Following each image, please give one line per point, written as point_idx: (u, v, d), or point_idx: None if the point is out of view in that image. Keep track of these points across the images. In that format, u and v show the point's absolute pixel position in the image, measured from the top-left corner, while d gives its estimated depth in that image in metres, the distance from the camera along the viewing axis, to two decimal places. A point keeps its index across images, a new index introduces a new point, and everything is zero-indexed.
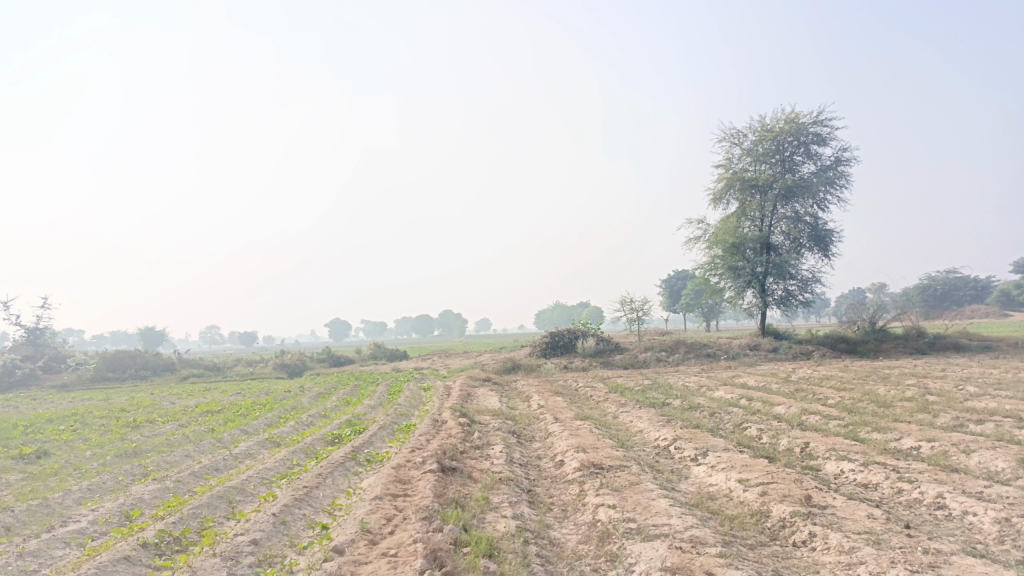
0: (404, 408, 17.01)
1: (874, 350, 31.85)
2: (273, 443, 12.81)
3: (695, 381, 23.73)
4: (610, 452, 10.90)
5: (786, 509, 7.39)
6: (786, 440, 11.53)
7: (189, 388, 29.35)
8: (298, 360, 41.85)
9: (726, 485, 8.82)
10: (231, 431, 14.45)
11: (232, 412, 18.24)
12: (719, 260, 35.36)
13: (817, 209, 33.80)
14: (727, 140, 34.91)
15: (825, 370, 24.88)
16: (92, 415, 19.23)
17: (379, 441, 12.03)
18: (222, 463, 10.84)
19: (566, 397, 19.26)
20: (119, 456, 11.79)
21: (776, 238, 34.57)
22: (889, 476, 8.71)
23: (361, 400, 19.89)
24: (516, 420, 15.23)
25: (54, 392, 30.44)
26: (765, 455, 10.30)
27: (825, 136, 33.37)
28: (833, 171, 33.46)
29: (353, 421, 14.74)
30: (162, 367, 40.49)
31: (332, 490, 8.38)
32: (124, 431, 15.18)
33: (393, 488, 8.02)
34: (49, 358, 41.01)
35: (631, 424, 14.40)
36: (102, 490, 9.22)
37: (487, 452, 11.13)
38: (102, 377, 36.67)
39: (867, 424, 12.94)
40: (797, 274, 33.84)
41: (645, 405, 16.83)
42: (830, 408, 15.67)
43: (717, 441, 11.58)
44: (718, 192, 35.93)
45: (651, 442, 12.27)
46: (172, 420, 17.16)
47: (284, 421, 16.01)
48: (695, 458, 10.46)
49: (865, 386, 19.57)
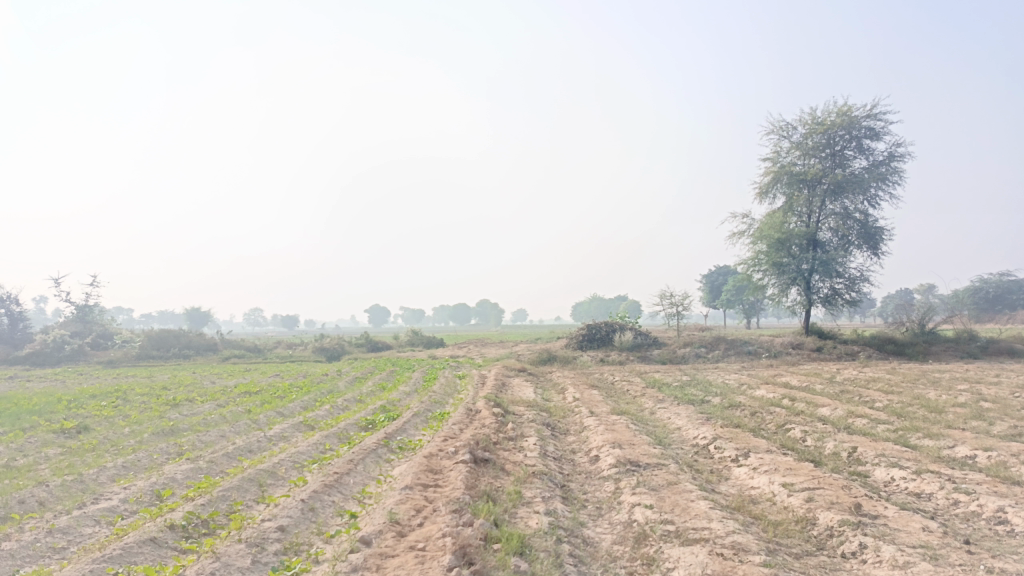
0: (439, 395, 16.89)
1: (923, 353, 30.80)
2: (307, 427, 12.76)
3: (735, 378, 23.16)
4: (647, 449, 10.59)
5: (833, 517, 7.02)
6: (832, 444, 11.08)
7: (229, 369, 29.75)
8: (336, 344, 42.24)
9: (769, 489, 8.46)
10: (266, 413, 14.51)
11: (269, 394, 18.34)
12: (763, 256, 34.52)
13: (867, 205, 32.75)
14: (776, 133, 34.02)
15: (871, 372, 24.08)
16: (134, 392, 19.56)
17: (412, 429, 11.91)
18: (256, 444, 10.82)
19: (602, 390, 18.94)
20: (155, 434, 11.87)
21: (824, 234, 33.59)
22: (944, 486, 8.25)
23: (396, 386, 19.86)
24: (551, 412, 14.98)
25: (100, 368, 31.17)
26: (810, 459, 9.88)
27: (879, 129, 32.25)
28: (886, 166, 32.34)
29: (387, 407, 14.67)
30: (204, 347, 41.21)
31: (363, 477, 8.26)
32: (162, 409, 15.35)
33: (425, 477, 7.85)
34: (97, 334, 42.07)
35: (668, 420, 14.04)
36: (136, 468, 9.25)
37: (520, 444, 10.91)
38: (146, 355, 37.48)
39: (917, 430, 12.38)
40: (845, 272, 32.85)
41: (684, 402, 16.43)
42: (877, 411, 15.07)
43: (760, 441, 11.16)
44: (764, 186, 35.07)
45: (689, 440, 11.91)
46: (210, 400, 17.34)
47: (319, 405, 16.02)
48: (736, 459, 10.09)
49: (914, 390, 18.83)
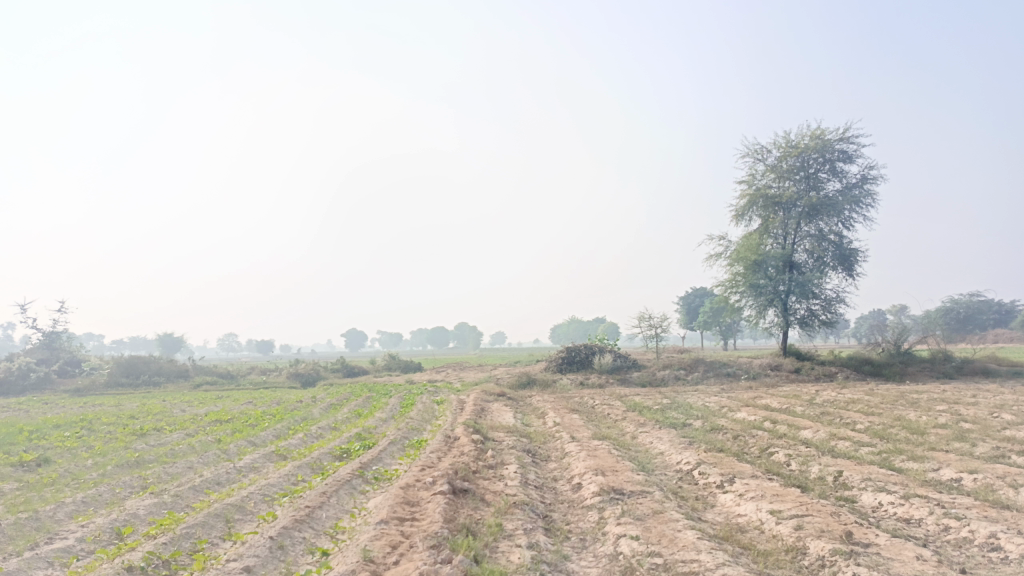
0: (416, 422, 16.51)
1: (899, 373, 30.98)
2: (279, 457, 12.35)
3: (716, 400, 23.04)
4: (630, 476, 10.33)
5: (825, 546, 6.81)
6: (817, 467, 10.92)
7: (201, 395, 29.03)
8: (312, 370, 41.57)
9: (757, 516, 8.25)
10: (237, 442, 14.04)
11: (241, 422, 17.81)
12: (740, 278, 34.67)
13: (842, 227, 33.09)
14: (751, 156, 34.34)
15: (850, 393, 24.10)
16: (101, 421, 18.95)
17: (389, 457, 11.55)
18: (225, 476, 10.40)
19: (582, 415, 18.69)
20: (120, 466, 11.39)
21: (800, 256, 33.84)
22: (934, 511, 8.09)
23: (372, 412, 19.43)
24: (531, 438, 14.68)
25: (67, 396, 30.29)
26: (796, 484, 9.69)
27: (851, 153, 32.69)
28: (859, 189, 32.74)
29: (363, 435, 14.28)
30: (175, 373, 40.33)
31: (337, 510, 7.91)
32: (128, 439, 14.80)
33: (402, 510, 7.53)
34: (64, 362, 41.02)
35: (650, 445, 13.82)
36: (97, 503, 8.79)
37: (500, 472, 10.60)
38: (115, 383, 36.57)
39: (901, 452, 12.26)
40: (821, 294, 33.05)
41: (665, 425, 16.22)
42: (859, 433, 14.97)
43: (744, 466, 10.96)
44: (741, 209, 35.33)
45: (673, 465, 11.68)
46: (179, 429, 16.79)
47: (292, 433, 15.56)
48: (721, 485, 9.87)
49: (893, 410, 18.81)
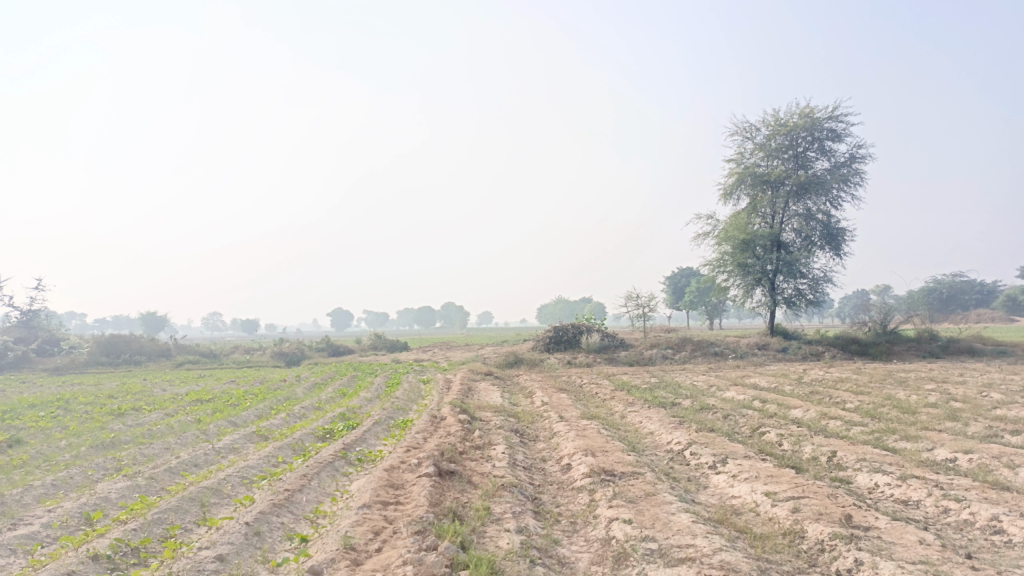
0: (402, 402, 16.19)
1: (886, 353, 31.01)
2: (260, 438, 12.00)
3: (704, 380, 22.87)
4: (621, 457, 10.07)
5: (824, 530, 6.58)
6: (810, 448, 10.73)
7: (183, 375, 28.56)
8: (296, 349, 41.13)
9: (752, 498, 8.02)
10: (217, 422, 13.67)
11: (222, 401, 17.43)
12: (728, 257, 34.47)
13: (830, 206, 32.93)
14: (740, 134, 34.02)
15: (838, 372, 24.02)
16: (78, 401, 18.49)
17: (373, 438, 11.23)
18: (203, 458, 10.04)
19: (571, 394, 18.44)
20: (94, 448, 11.01)
21: (788, 235, 33.65)
22: (932, 493, 7.90)
23: (357, 392, 19.10)
24: (518, 418, 14.41)
25: (45, 376, 29.72)
26: (791, 465, 9.48)
27: (840, 131, 32.43)
28: (847, 167, 32.54)
29: (347, 415, 13.94)
30: (157, 353, 39.73)
31: (318, 493, 7.59)
32: (105, 419, 14.36)
33: (386, 493, 7.22)
34: (42, 340, 40.26)
35: (640, 425, 13.59)
36: (67, 487, 8.40)
37: (488, 453, 10.31)
38: (95, 362, 35.94)
39: (893, 432, 12.11)
40: (809, 273, 32.92)
41: (655, 405, 16.01)
42: (850, 413, 14.83)
43: (736, 447, 10.74)
44: (729, 187, 35.07)
45: (663, 446, 11.45)
46: (158, 408, 16.38)
47: (275, 413, 15.20)
48: (713, 466, 9.65)
49: (882, 390, 18.71)
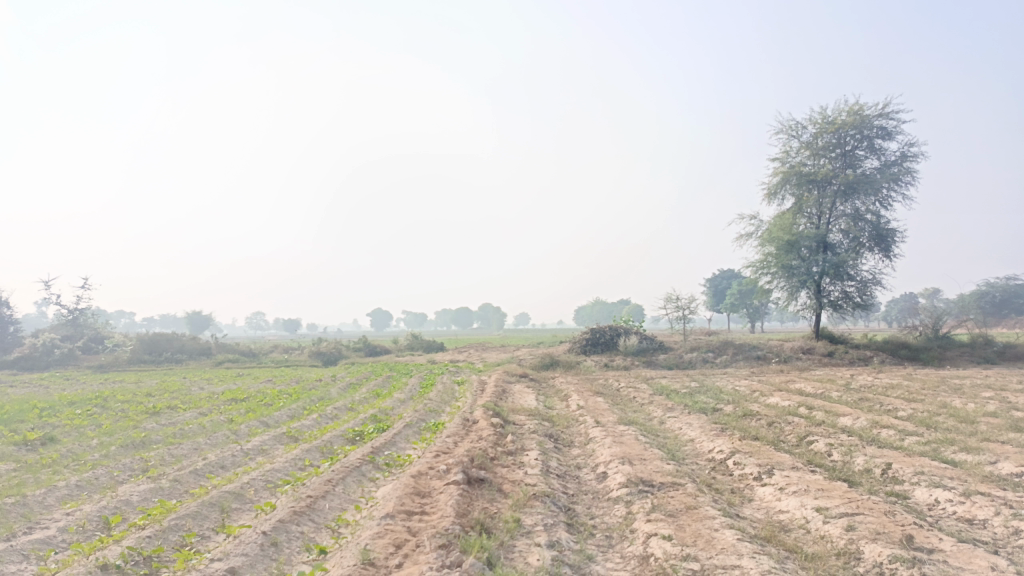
0: (435, 404, 15.91)
1: (938, 358, 29.76)
2: (289, 439, 11.82)
3: (746, 384, 22.16)
4: (659, 466, 9.60)
5: (882, 551, 6.04)
6: (862, 459, 10.11)
7: (221, 374, 28.80)
8: (333, 348, 41.36)
9: (801, 514, 7.50)
10: (249, 422, 13.55)
11: (256, 401, 17.38)
12: (771, 258, 33.53)
13: (879, 206, 31.78)
14: (785, 133, 33.10)
15: (888, 378, 23.03)
16: (116, 398, 18.66)
17: (403, 442, 10.95)
18: (230, 460, 9.86)
19: (607, 398, 17.98)
20: (124, 447, 10.95)
21: (834, 236, 32.59)
22: (1000, 512, 7.27)
23: (391, 393, 18.91)
24: (553, 422, 14.00)
25: (88, 372, 30.34)
26: (842, 478, 8.90)
27: (891, 129, 31.28)
28: (898, 166, 31.37)
29: (378, 416, 13.70)
30: (198, 351, 40.27)
31: (342, 500, 7.29)
32: (139, 418, 14.36)
33: (412, 502, 6.89)
34: (88, 338, 41.17)
35: (680, 431, 13.07)
36: (91, 488, 8.27)
37: (520, 459, 9.92)
38: (138, 360, 36.62)
39: (951, 443, 11.38)
40: (857, 275, 31.79)
41: (695, 410, 15.45)
42: (903, 422, 14.07)
43: (783, 457, 10.17)
44: (773, 187, 34.16)
45: (705, 454, 10.92)
46: (192, 407, 16.38)
47: (307, 413, 15.04)
48: (758, 477, 9.12)
49: (937, 397, 17.81)
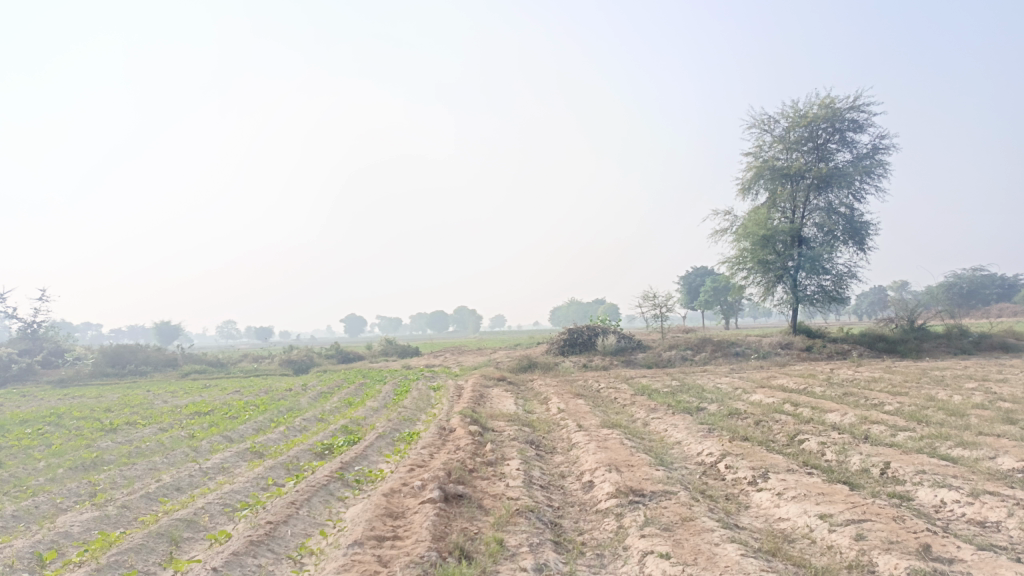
0: (409, 412, 15.21)
1: (915, 350, 29.72)
2: (253, 455, 11.07)
3: (728, 382, 21.76)
4: (649, 472, 9.05)
5: (899, 563, 5.56)
6: (858, 458, 9.66)
7: (187, 385, 27.73)
8: (305, 356, 40.40)
9: (805, 522, 7.00)
10: (211, 437, 12.77)
11: (221, 414, 16.56)
12: (747, 254, 33.30)
13: (852, 199, 31.69)
14: (758, 127, 32.94)
15: (868, 372, 22.80)
16: (73, 414, 17.70)
17: (375, 455, 10.27)
18: (187, 480, 9.11)
19: (588, 400, 17.45)
20: (73, 469, 10.15)
21: (809, 230, 32.44)
22: (1015, 513, 6.81)
23: (364, 401, 18.15)
24: (534, 427, 13.41)
25: (48, 388, 29.14)
26: (841, 479, 8.43)
27: (862, 121, 31.21)
28: (870, 159, 31.31)
29: (349, 427, 12.98)
30: (164, 363, 39.02)
31: (307, 525, 6.62)
32: (94, 436, 13.47)
33: (383, 525, 6.26)
34: (48, 352, 39.71)
35: (665, 434, 12.55)
36: (29, 519, 7.48)
37: (500, 470, 9.29)
38: (101, 373, 35.37)
39: (946, 438, 10.98)
40: (832, 269, 31.62)
41: (678, 411, 14.97)
42: (892, 416, 13.70)
43: (776, 458, 9.68)
44: (747, 182, 33.99)
45: (694, 458, 10.40)
46: (152, 423, 15.51)
47: (275, 426, 14.26)
48: (752, 482, 8.62)
49: (920, 390, 17.53)
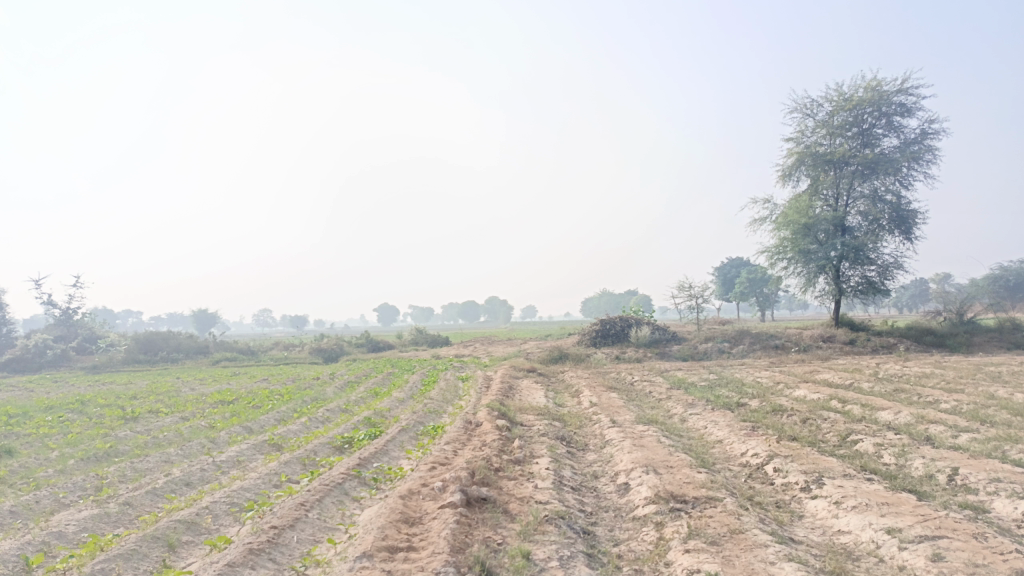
0: (435, 404, 14.63)
1: (965, 344, 28.35)
2: (270, 448, 10.57)
3: (768, 376, 20.81)
4: (690, 475, 8.32)
5: None
6: (920, 463, 8.80)
7: (216, 373, 27.58)
8: (335, 344, 40.24)
9: (869, 537, 6.23)
10: (230, 427, 12.31)
11: (245, 403, 16.19)
12: (787, 243, 32.10)
13: (899, 187, 30.27)
14: (800, 111, 31.71)
15: (917, 366, 21.66)
16: (97, 401, 17.51)
17: (397, 450, 9.70)
18: (198, 475, 8.61)
19: (622, 393, 16.73)
20: (84, 461, 9.74)
21: (852, 219, 31.12)
22: None
23: (390, 392, 17.63)
24: (564, 422, 12.74)
25: (81, 374, 29.29)
26: (905, 487, 7.61)
27: (911, 105, 29.78)
28: (918, 144, 29.85)
29: (372, 419, 12.43)
30: (195, 350, 39.11)
31: (316, 530, 6.04)
32: (113, 425, 13.14)
33: (397, 534, 5.66)
34: (82, 338, 40.09)
35: (705, 431, 11.79)
36: (25, 515, 7.01)
37: (528, 469, 8.64)
38: (133, 360, 35.52)
39: (1016, 441, 10.03)
40: (877, 259, 30.25)
41: (718, 406, 14.18)
42: (951, 415, 12.72)
43: (829, 461, 8.88)
44: (788, 169, 32.81)
45: (738, 459, 9.63)
46: (174, 411, 15.18)
47: (297, 417, 13.79)
48: (806, 488, 7.85)
49: (976, 387, 16.44)
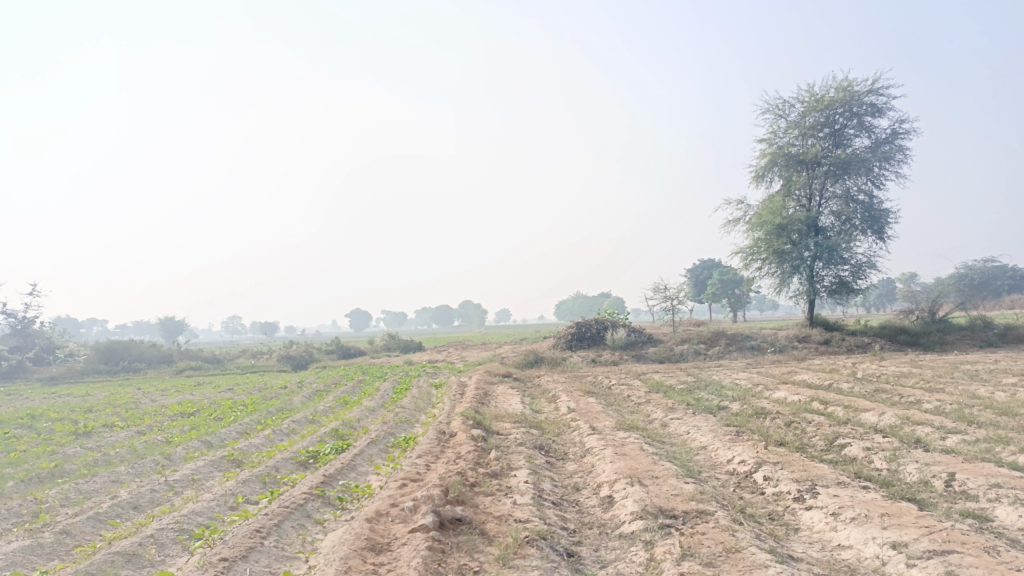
0: (407, 413, 14.04)
1: (938, 343, 28.44)
2: (230, 464, 9.91)
3: (746, 378, 20.54)
4: (677, 486, 7.87)
5: None
6: (914, 468, 8.43)
7: (179, 383, 26.62)
8: (304, 351, 39.31)
9: (873, 553, 5.80)
10: (189, 442, 11.61)
11: (207, 415, 15.45)
12: (761, 244, 31.99)
13: (871, 186, 30.32)
14: (772, 112, 31.66)
15: (894, 366, 21.56)
16: (50, 416, 16.59)
17: (365, 465, 9.11)
18: (148, 497, 7.93)
19: (601, 398, 16.28)
20: (24, 483, 8.96)
21: (826, 219, 31.10)
22: None
23: (361, 400, 16.97)
24: (542, 429, 12.24)
25: (37, 386, 28.14)
26: (903, 496, 7.21)
27: (881, 105, 29.86)
28: (889, 144, 29.93)
29: (340, 431, 11.80)
30: (158, 359, 37.93)
31: (272, 560, 5.45)
32: (63, 442, 12.36)
33: (362, 565, 5.10)
34: (39, 349, 38.71)
35: (687, 437, 11.36)
36: None
37: (505, 483, 8.12)
38: (93, 371, 34.29)
39: (1006, 442, 9.75)
40: (851, 259, 30.21)
41: (699, 410, 13.79)
42: (936, 416, 12.46)
43: (821, 468, 8.48)
44: (760, 169, 32.75)
45: (725, 468, 9.19)
46: (131, 425, 14.41)
47: (261, 429, 13.11)
48: (800, 498, 7.42)
49: (956, 386, 16.24)
